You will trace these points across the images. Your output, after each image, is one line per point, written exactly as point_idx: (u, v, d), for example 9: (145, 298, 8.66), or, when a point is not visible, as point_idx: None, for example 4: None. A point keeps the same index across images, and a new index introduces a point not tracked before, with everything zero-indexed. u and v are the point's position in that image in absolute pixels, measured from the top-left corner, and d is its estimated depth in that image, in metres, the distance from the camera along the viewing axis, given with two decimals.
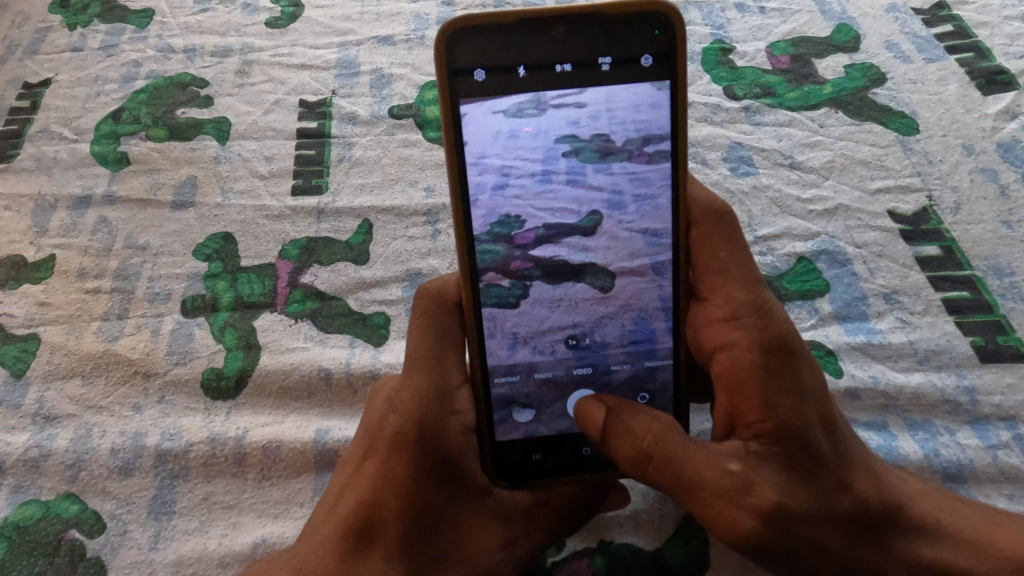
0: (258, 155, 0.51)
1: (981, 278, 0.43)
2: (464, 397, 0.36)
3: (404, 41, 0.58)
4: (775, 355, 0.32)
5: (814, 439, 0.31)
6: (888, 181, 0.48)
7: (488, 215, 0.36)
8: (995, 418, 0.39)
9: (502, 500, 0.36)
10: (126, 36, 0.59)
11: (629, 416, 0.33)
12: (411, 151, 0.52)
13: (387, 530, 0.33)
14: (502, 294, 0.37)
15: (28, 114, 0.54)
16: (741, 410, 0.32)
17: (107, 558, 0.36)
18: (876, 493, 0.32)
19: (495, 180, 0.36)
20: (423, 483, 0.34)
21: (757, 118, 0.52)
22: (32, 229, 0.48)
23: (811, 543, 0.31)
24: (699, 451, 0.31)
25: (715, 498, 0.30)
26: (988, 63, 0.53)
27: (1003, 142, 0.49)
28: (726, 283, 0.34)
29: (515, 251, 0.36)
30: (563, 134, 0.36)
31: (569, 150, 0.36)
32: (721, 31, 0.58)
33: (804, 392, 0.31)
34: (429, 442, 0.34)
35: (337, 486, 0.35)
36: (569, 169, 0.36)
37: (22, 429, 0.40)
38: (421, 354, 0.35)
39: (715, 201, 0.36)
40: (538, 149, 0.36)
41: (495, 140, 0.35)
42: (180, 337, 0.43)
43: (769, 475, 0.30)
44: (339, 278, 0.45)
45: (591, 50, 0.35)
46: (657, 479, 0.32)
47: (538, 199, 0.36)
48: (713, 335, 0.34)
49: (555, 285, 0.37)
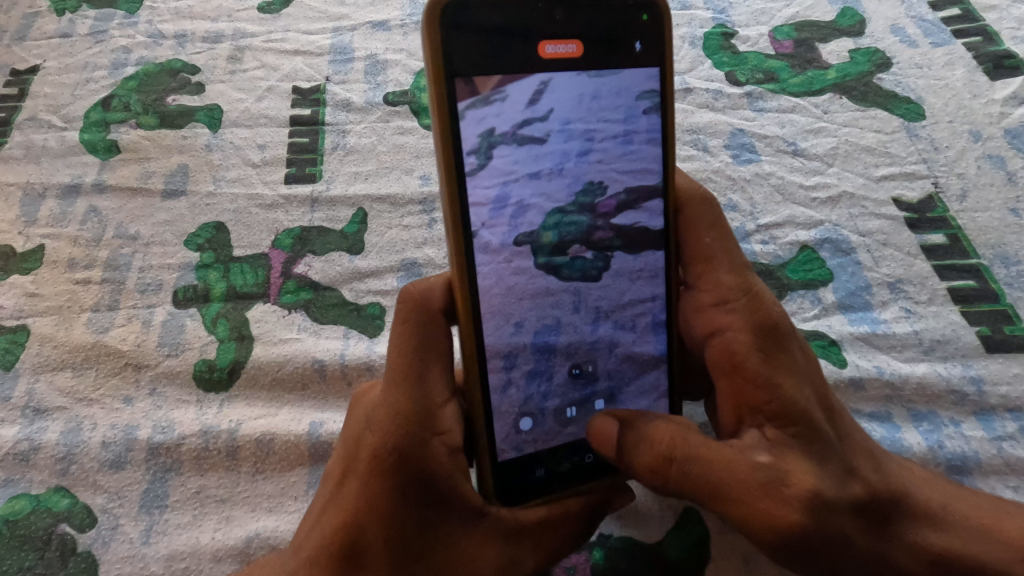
0: (251, 143, 0.50)
1: (987, 267, 0.42)
2: (451, 414, 0.33)
3: (399, 26, 0.57)
4: (770, 335, 0.32)
5: (820, 419, 0.30)
6: (893, 168, 0.47)
7: (574, 183, 0.36)
8: (1001, 409, 0.38)
9: (502, 519, 0.33)
10: (116, 21, 0.58)
11: (641, 424, 0.32)
12: (407, 139, 0.51)
13: (373, 555, 0.31)
14: (586, 266, 0.36)
15: (16, 102, 0.53)
16: (746, 395, 0.31)
17: (98, 553, 0.35)
18: (881, 477, 0.32)
19: (580, 146, 0.35)
20: (406, 507, 0.31)
21: (759, 104, 0.51)
22: (21, 218, 0.47)
23: (844, 534, 0.29)
24: (722, 449, 0.30)
25: (750, 495, 0.28)
26: (996, 47, 0.52)
27: (1011, 128, 0.48)
28: (715, 269, 0.35)
29: (598, 221, 0.36)
30: (645, 90, 0.35)
31: (650, 106, 0.35)
32: (724, 15, 0.57)
33: (800, 372, 0.31)
34: (410, 467, 0.31)
35: (321, 500, 0.33)
36: (649, 127, 0.35)
37: (12, 422, 0.39)
38: (402, 369, 0.33)
39: (697, 186, 0.37)
40: (621, 108, 0.35)
41: (578, 103, 0.35)
42: (171, 328, 0.42)
43: (798, 461, 0.29)
44: (333, 268, 0.45)
45: (588, 34, 0.35)
46: (681, 484, 0.30)
47: (619, 162, 0.36)
48: (705, 321, 0.34)
49: (636, 255, 0.36)
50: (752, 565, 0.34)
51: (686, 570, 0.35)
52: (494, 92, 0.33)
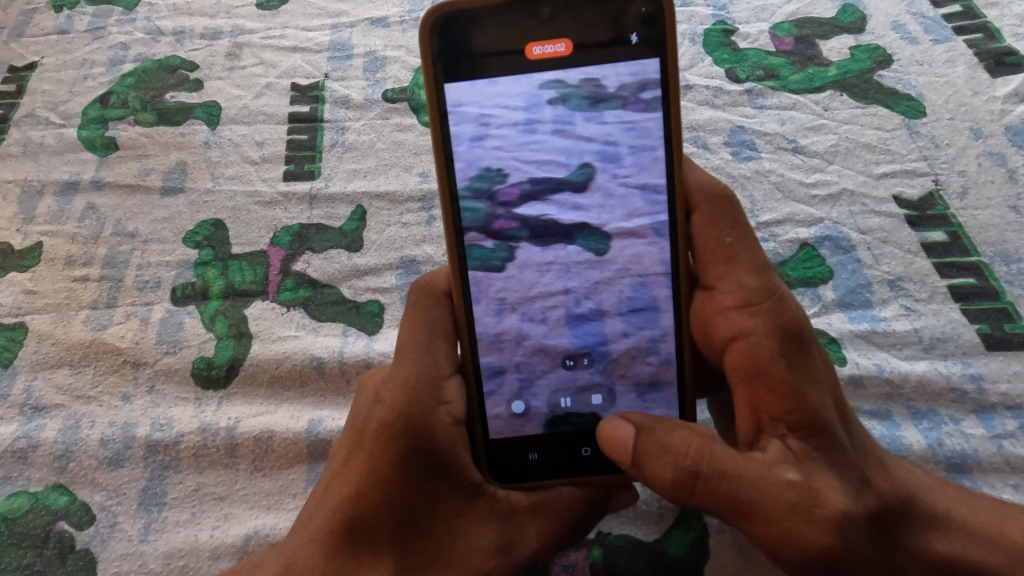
0: (249, 140, 0.50)
1: (987, 265, 0.42)
2: (454, 387, 0.34)
3: (398, 22, 0.57)
4: (793, 341, 0.31)
5: (840, 430, 0.30)
6: (893, 166, 0.47)
7: (467, 169, 0.35)
8: (1002, 407, 0.38)
9: (498, 499, 0.34)
10: (114, 18, 0.58)
11: (661, 431, 0.30)
12: (405, 136, 0.50)
13: (377, 526, 0.31)
14: (486, 256, 0.35)
15: (14, 99, 0.53)
16: (766, 403, 0.31)
17: (96, 551, 0.35)
18: (890, 485, 0.31)
19: (474, 131, 0.34)
20: (412, 478, 0.32)
21: (759, 101, 0.51)
22: (19, 216, 0.47)
23: (868, 550, 0.29)
24: (751, 464, 0.29)
25: (784, 516, 0.28)
26: (997, 44, 0.51)
27: (1012, 125, 0.47)
28: (736, 269, 0.34)
29: (498, 210, 0.35)
30: (548, 80, 0.35)
31: (554, 96, 0.35)
32: (724, 12, 0.57)
33: (822, 380, 0.31)
34: (418, 436, 0.32)
35: (325, 479, 0.33)
36: (555, 117, 0.35)
37: (11, 419, 0.39)
38: (412, 344, 0.34)
39: (716, 184, 0.36)
40: (521, 96, 0.35)
41: (472, 87, 0.34)
42: (169, 326, 0.42)
43: (826, 478, 0.29)
44: (332, 266, 0.45)
45: (579, 30, 0.34)
46: (707, 498, 0.29)
47: (522, 151, 0.35)
48: (725, 324, 0.33)
49: (544, 248, 0.36)
50: (751, 562, 0.34)
51: (686, 567, 0.34)
52: (479, 95, 0.34)
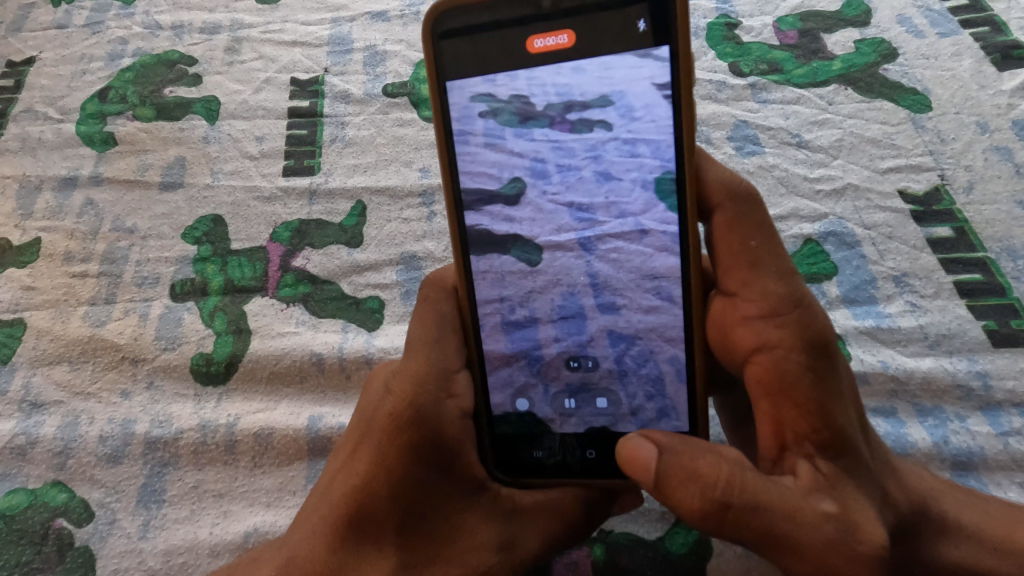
0: (248, 135, 0.50)
1: (994, 261, 0.42)
2: (463, 382, 0.34)
3: (398, 16, 0.57)
4: (822, 355, 0.30)
5: (861, 448, 0.30)
6: (899, 161, 0.46)
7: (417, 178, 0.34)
8: (1008, 404, 0.37)
9: (501, 498, 0.34)
10: (113, 12, 0.57)
11: (688, 454, 0.29)
12: (406, 131, 0.50)
13: (379, 513, 0.31)
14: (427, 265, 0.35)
15: (12, 94, 0.53)
16: (790, 420, 0.30)
17: (95, 548, 0.35)
18: (905, 497, 0.32)
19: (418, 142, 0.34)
20: (417, 466, 0.32)
21: (763, 95, 0.51)
22: (17, 212, 0.47)
23: None
24: (786, 494, 0.28)
25: (823, 553, 0.27)
26: (1004, 37, 0.51)
27: (1019, 120, 0.47)
28: (762, 276, 0.32)
29: None
30: (479, 92, 0.34)
31: (485, 109, 0.34)
32: (727, 5, 0.56)
33: (846, 396, 0.30)
34: (425, 425, 0.32)
35: (330, 470, 0.33)
36: (486, 130, 0.34)
37: (9, 415, 0.39)
38: (424, 339, 0.34)
39: (739, 181, 0.34)
40: (453, 107, 0.34)
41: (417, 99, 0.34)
42: (168, 322, 0.42)
43: (859, 507, 0.28)
44: (331, 262, 0.44)
45: (581, 21, 0.33)
46: (737, 530, 0.28)
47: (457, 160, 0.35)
48: (748, 333, 0.32)
49: (479, 257, 0.35)
50: (754, 560, 0.34)
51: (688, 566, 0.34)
52: (477, 90, 0.34)
